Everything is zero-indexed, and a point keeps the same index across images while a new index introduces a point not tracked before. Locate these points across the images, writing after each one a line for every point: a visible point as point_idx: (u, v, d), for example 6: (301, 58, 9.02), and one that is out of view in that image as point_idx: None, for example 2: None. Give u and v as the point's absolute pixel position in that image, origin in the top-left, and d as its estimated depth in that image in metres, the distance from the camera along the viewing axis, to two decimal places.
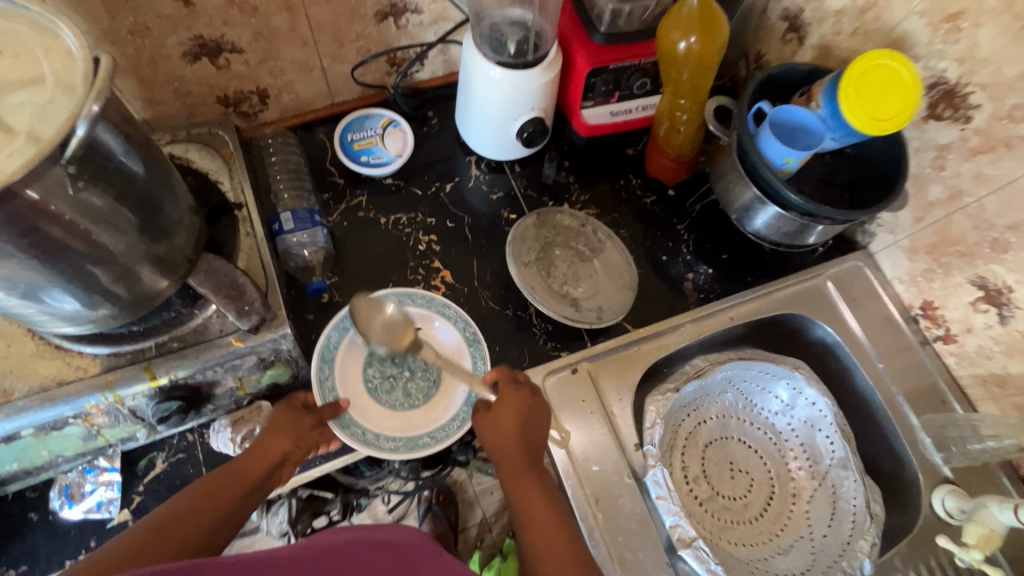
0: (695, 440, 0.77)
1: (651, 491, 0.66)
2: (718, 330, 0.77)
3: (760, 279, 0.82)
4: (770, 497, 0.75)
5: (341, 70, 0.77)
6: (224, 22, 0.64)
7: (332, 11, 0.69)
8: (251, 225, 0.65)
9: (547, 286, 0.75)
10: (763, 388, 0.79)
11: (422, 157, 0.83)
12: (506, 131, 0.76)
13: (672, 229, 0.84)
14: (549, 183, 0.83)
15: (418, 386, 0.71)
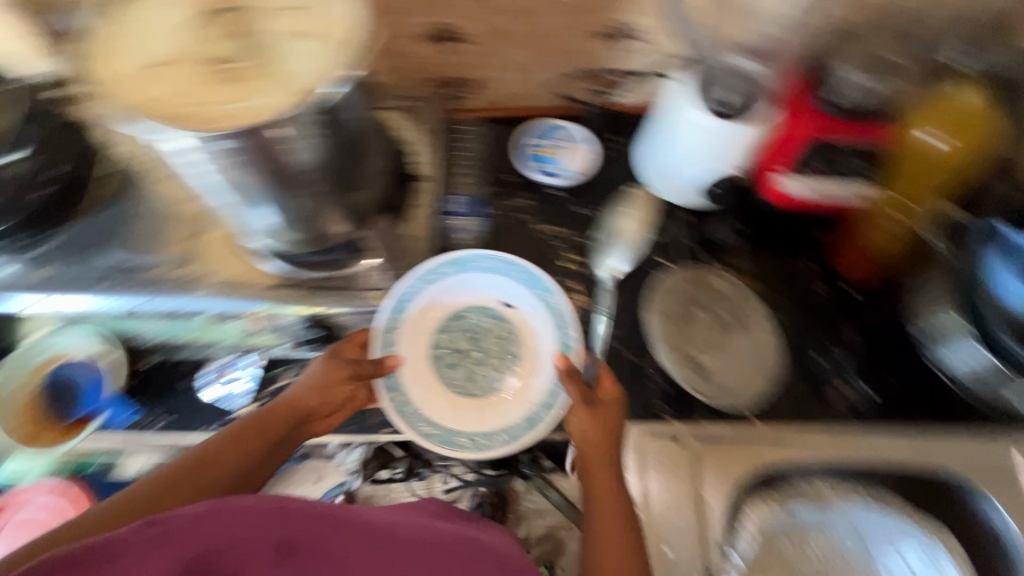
0: (789, 566, 0.68)
1: None
2: (854, 460, 0.68)
3: (927, 420, 0.70)
4: None
5: (546, 78, 0.80)
6: (464, 15, 0.69)
7: (560, 23, 0.71)
8: (427, 199, 0.71)
9: (679, 345, 0.71)
10: (889, 542, 0.68)
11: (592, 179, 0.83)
12: (690, 176, 0.74)
13: (836, 330, 0.74)
14: (714, 242, 0.79)
15: (484, 377, 0.74)
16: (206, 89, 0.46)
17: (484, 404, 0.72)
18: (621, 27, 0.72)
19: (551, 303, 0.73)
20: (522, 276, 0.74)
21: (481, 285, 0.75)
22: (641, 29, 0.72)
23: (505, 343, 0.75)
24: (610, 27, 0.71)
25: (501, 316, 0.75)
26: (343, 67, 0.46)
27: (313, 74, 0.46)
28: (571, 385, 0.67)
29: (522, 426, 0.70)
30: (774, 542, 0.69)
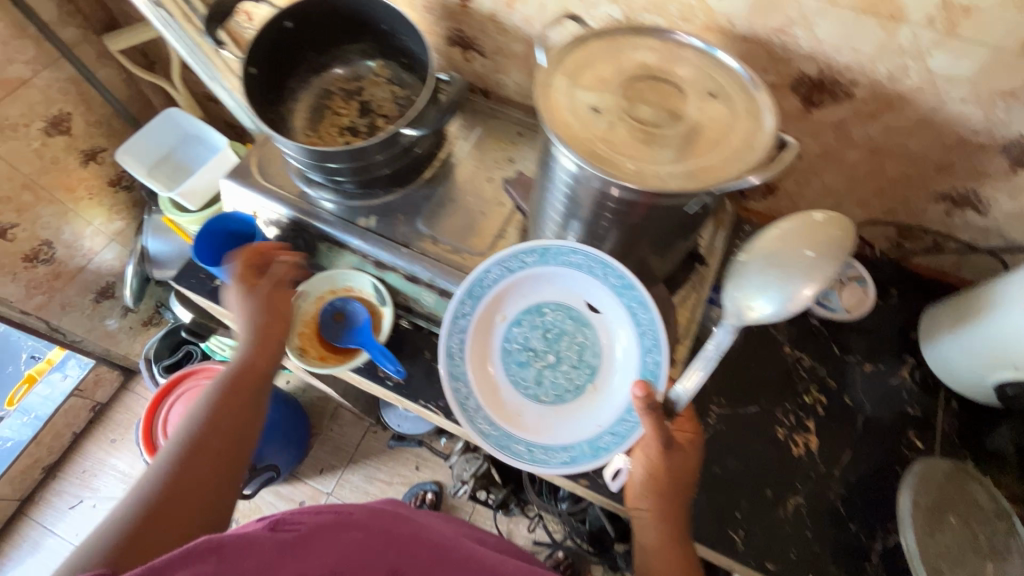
0: None
1: None
2: None
3: None
4: None
5: (852, 212, 0.79)
6: (812, 134, 0.71)
7: (906, 172, 0.70)
8: (701, 284, 0.72)
9: (930, 546, 0.61)
10: None
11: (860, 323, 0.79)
12: (989, 369, 0.66)
13: None
14: (986, 447, 0.70)
15: (557, 388, 0.71)
16: (625, 137, 0.51)
17: (548, 411, 0.71)
18: (971, 197, 0.68)
19: (642, 322, 0.67)
20: (611, 283, 0.68)
21: (566, 285, 0.70)
22: (993, 206, 0.68)
23: (581, 353, 0.71)
24: (959, 192, 0.69)
25: (585, 322, 0.71)
26: (757, 163, 0.48)
27: (727, 160, 0.49)
28: (648, 418, 0.62)
29: (585, 451, 0.68)
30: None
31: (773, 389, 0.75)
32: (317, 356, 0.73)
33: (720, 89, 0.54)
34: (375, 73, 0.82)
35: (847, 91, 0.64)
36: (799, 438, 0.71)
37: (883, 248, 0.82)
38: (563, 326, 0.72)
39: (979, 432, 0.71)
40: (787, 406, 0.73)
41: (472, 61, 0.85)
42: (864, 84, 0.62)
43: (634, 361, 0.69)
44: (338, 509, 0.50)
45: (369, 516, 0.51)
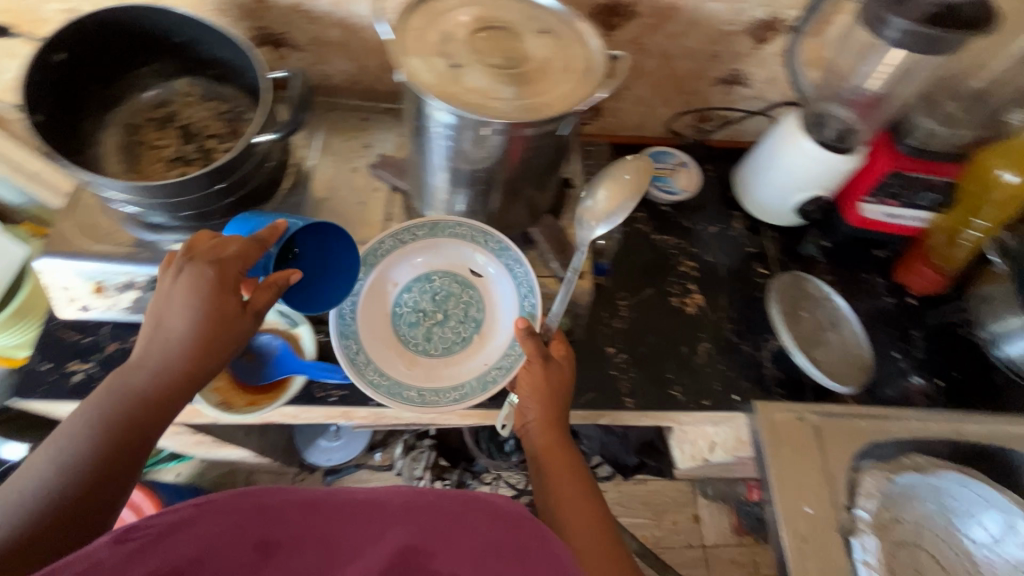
0: (888, 533, 0.78)
1: (855, 553, 0.69)
2: (937, 437, 0.80)
3: (984, 407, 0.84)
4: None
5: (661, 112, 0.95)
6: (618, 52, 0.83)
7: (691, 67, 0.86)
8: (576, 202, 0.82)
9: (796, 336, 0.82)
10: (967, 510, 0.79)
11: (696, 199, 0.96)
12: (787, 197, 0.88)
13: (905, 332, 0.89)
14: (803, 255, 0.93)
15: (444, 339, 0.75)
16: (488, 82, 0.55)
17: (438, 363, 0.74)
18: (737, 75, 0.87)
19: (520, 274, 0.75)
20: (495, 246, 0.76)
21: (451, 253, 0.77)
22: (752, 78, 0.88)
23: (468, 309, 0.77)
24: (729, 73, 0.87)
25: (469, 283, 0.77)
26: (601, 78, 0.57)
27: (578, 82, 0.57)
28: (528, 343, 0.70)
29: (474, 386, 0.71)
30: (887, 510, 0.76)
31: (656, 269, 0.89)
32: (246, 402, 0.70)
33: (548, 25, 0.62)
34: (185, 93, 0.75)
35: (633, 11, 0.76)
36: (687, 299, 0.86)
37: (691, 135, 1.00)
38: (454, 286, 0.77)
39: (795, 248, 0.93)
40: (671, 278, 0.88)
41: (287, 59, 0.81)
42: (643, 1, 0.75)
43: (513, 306, 0.76)
44: (199, 500, 0.52)
45: (234, 496, 0.52)
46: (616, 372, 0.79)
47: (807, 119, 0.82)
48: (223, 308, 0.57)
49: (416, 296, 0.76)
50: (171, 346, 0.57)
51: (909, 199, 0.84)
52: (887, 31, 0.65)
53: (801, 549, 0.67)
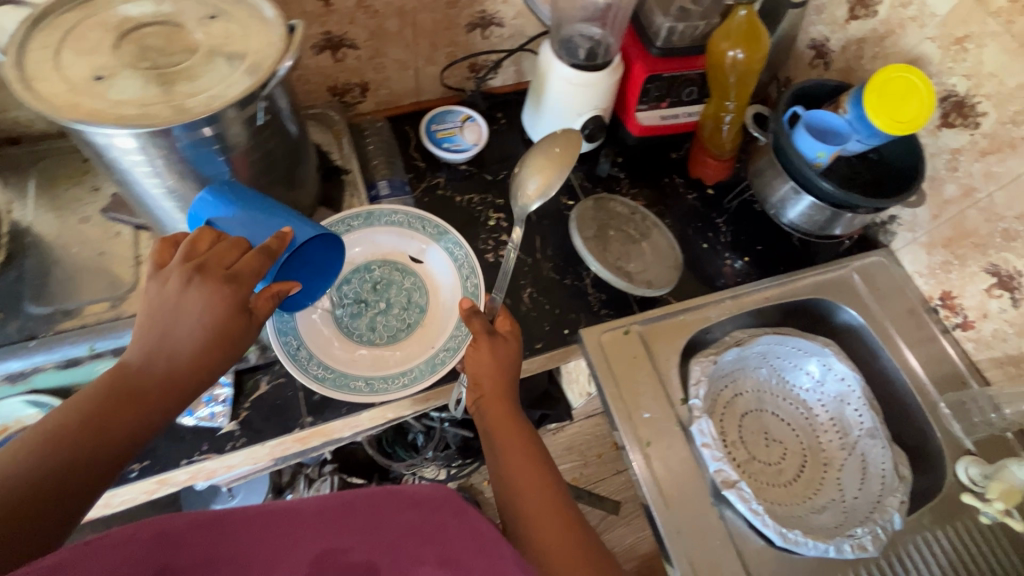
0: (733, 409, 0.84)
1: (697, 439, 0.72)
2: (755, 308, 0.86)
3: (791, 269, 0.91)
4: (802, 464, 0.81)
5: (430, 71, 0.91)
6: (349, 21, 0.78)
7: (434, 20, 0.83)
8: (355, 187, 0.79)
9: (606, 258, 0.85)
10: (794, 364, 0.86)
11: (492, 151, 0.95)
12: (569, 125, 0.88)
13: (711, 222, 0.94)
14: (604, 176, 0.94)
15: (388, 328, 0.77)
16: (146, 91, 0.49)
17: (385, 351, 0.75)
18: (485, 16, 0.85)
19: (459, 256, 0.79)
20: (432, 232, 0.81)
21: (391, 243, 0.81)
22: (501, 16, 0.86)
23: (410, 296, 0.79)
24: (476, 17, 0.85)
25: (410, 271, 0.81)
26: (279, 55, 0.52)
27: (256, 66, 0.52)
28: (475, 322, 0.71)
29: (423, 369, 0.72)
30: (719, 390, 0.83)
31: (465, 230, 0.87)
32: None
33: (218, 9, 0.55)
34: None
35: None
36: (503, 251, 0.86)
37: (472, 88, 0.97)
38: (397, 273, 0.80)
39: (598, 172, 0.95)
40: (483, 235, 0.87)
41: None
42: None
43: (455, 289, 0.79)
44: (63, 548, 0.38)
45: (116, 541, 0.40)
46: None
47: (560, 43, 0.83)
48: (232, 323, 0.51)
49: (358, 286, 0.79)
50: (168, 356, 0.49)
51: (675, 99, 0.88)
52: None
53: (647, 454, 0.71)
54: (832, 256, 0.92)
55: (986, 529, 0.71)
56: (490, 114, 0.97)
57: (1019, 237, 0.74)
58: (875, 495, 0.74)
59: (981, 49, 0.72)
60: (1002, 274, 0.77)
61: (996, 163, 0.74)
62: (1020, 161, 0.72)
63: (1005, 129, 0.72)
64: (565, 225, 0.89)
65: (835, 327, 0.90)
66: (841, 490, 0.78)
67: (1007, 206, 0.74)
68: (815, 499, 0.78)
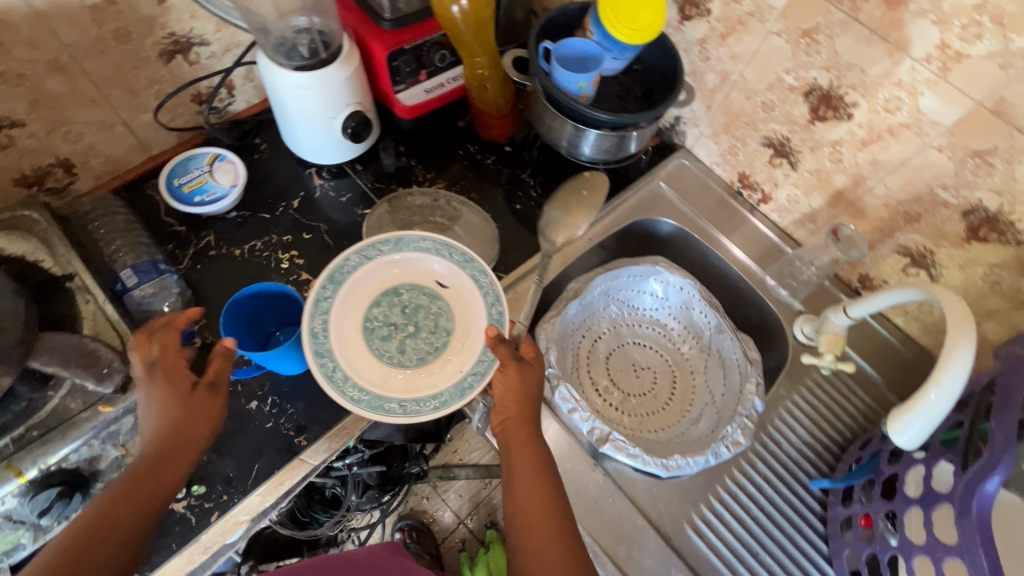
0: (596, 356, 0.83)
1: (563, 408, 0.70)
2: (582, 253, 0.85)
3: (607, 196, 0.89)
4: (674, 381, 0.83)
5: (145, 119, 0.76)
6: None
7: (112, 62, 0.68)
8: (89, 291, 0.63)
9: None
10: (638, 290, 0.86)
11: (261, 184, 0.83)
12: (330, 131, 0.78)
13: (518, 179, 0.89)
14: (393, 171, 0.86)
15: (414, 354, 0.70)
16: None
17: (414, 375, 0.69)
18: (177, 39, 0.72)
19: (485, 284, 0.70)
20: (457, 258, 0.72)
21: (414, 262, 0.73)
22: (197, 33, 0.73)
23: (438, 320, 0.72)
24: (166, 42, 0.71)
25: (436, 293, 0.73)
26: None
27: None
28: (500, 350, 0.61)
29: (451, 393, 0.65)
30: (577, 345, 0.82)
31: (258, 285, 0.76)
32: None
33: None
34: None
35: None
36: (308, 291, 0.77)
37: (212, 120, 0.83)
38: (410, 295, 0.73)
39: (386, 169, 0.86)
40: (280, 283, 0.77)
41: None
42: None
43: (482, 315, 0.70)
44: None
45: None
46: (275, 420, 0.69)
47: (275, 48, 0.72)
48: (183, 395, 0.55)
49: (391, 304, 0.72)
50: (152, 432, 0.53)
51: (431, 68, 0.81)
52: None
53: None
54: (641, 173, 0.92)
55: (830, 377, 0.77)
56: (246, 143, 0.85)
57: (776, 105, 0.76)
58: (737, 385, 0.77)
59: None
60: (776, 144, 0.79)
61: (736, 43, 0.76)
62: (752, 36, 0.73)
63: (731, 8, 0.73)
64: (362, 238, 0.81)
65: (664, 238, 0.92)
66: (710, 391, 0.80)
67: (757, 80, 0.76)
68: (692, 410, 0.80)
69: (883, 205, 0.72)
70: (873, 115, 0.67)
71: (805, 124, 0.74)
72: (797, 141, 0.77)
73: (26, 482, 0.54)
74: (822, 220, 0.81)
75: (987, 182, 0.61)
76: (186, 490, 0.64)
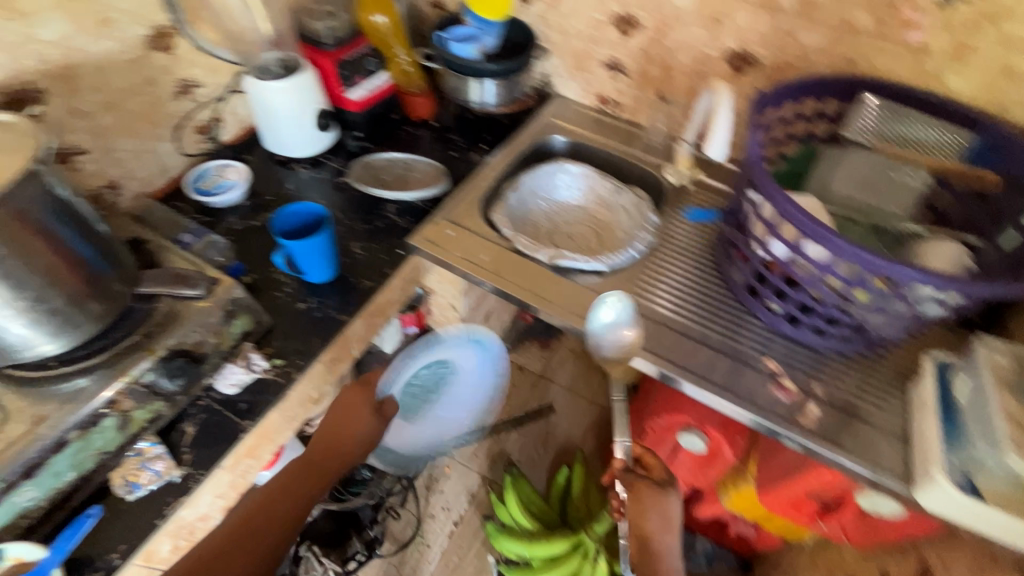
0: (471, 181, 1.09)
1: (450, 212, 1.02)
2: (426, 160, 1.15)
3: (491, 132, 1.23)
4: (537, 194, 1.14)
5: (164, 148, 1.02)
6: (21, 74, 0.77)
7: (142, 102, 0.95)
8: (168, 246, 0.86)
9: (368, 175, 1.10)
10: (460, 157, 1.17)
11: (194, 204, 1.02)
12: (304, 126, 1.08)
13: (402, 129, 1.22)
14: (355, 151, 1.16)
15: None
16: None
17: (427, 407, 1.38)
18: (184, 84, 1.00)
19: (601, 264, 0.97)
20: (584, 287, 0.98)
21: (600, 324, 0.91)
22: (198, 79, 1.02)
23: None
24: (176, 84, 0.99)
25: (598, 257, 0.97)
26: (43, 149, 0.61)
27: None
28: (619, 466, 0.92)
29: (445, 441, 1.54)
30: (465, 184, 1.08)
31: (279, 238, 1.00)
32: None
33: None
34: None
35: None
36: None
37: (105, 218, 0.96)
38: (405, 235, 1.00)
39: (379, 132, 1.20)
40: None
41: None
42: (37, 77, 0.79)
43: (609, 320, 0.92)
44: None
45: None
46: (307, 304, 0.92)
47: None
48: (324, 443, 0.89)
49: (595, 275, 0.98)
50: (291, 478, 0.86)
51: (213, 138, 1.10)
52: None
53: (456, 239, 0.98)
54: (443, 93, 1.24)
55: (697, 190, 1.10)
56: (81, 178, 0.90)
57: (602, 43, 1.15)
58: (560, 170, 1.16)
59: None
60: (616, 66, 1.17)
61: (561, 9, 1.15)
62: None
63: None
64: (353, 189, 1.09)
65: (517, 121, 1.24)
66: (622, 230, 1.09)
67: (586, 29, 1.15)
68: (563, 210, 1.14)
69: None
70: (625, 46, 1.13)
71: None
72: (624, 61, 1.15)
73: (156, 358, 0.73)
74: (657, 107, 1.17)
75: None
76: (269, 362, 0.85)
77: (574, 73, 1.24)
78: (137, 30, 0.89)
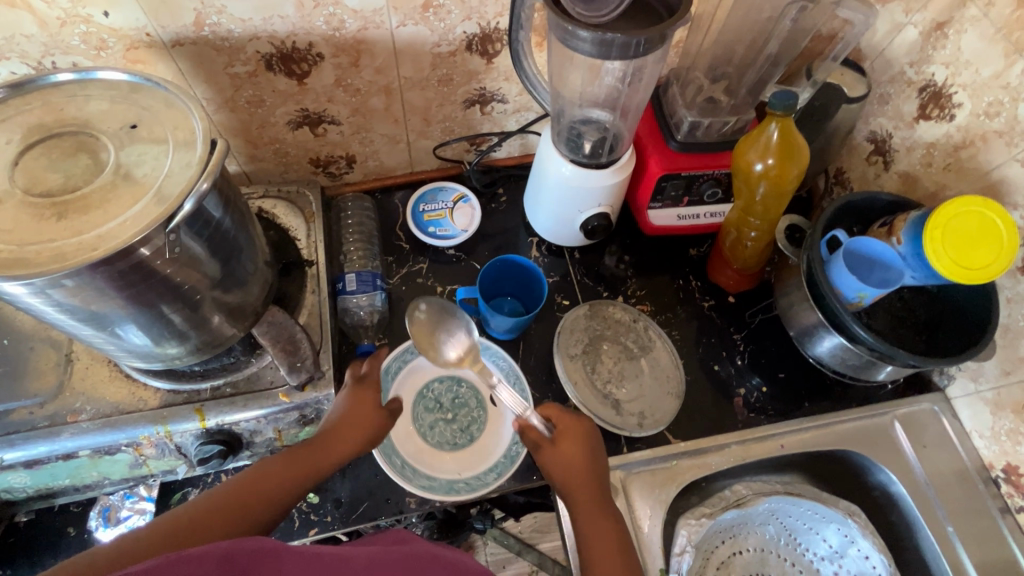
0: (704, 454, 0.70)
1: (631, 478, 0.68)
2: (669, 357, 0.77)
3: (793, 376, 0.77)
4: (781, 527, 0.73)
5: (424, 145, 0.82)
6: (304, 31, 0.61)
7: (426, 97, 0.74)
8: (318, 283, 0.70)
9: (587, 328, 0.78)
10: (727, 389, 0.76)
11: (405, 220, 0.84)
12: (570, 221, 0.77)
13: (684, 282, 0.83)
14: (606, 274, 0.83)
15: (443, 434, 0.69)
16: None
17: (426, 453, 0.67)
18: (483, 93, 0.76)
19: None
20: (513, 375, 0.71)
21: None
22: (503, 93, 0.77)
23: (473, 424, 0.70)
24: (474, 93, 0.76)
25: None
26: (179, 197, 0.44)
27: (128, 192, 0.45)
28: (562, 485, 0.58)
29: (441, 486, 0.64)
30: (686, 453, 0.70)
31: None
32: None
33: (141, 116, 0.49)
34: None
35: (161, 46, 0.58)
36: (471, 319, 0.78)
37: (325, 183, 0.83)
38: None
39: (655, 261, 0.84)
40: None
41: None
42: (321, 41, 0.62)
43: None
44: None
45: None
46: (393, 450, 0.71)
47: None
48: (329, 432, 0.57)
49: None
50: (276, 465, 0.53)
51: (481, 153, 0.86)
52: (580, 46, 0.55)
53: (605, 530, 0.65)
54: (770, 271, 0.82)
55: None
56: (321, 144, 0.77)
57: None
58: (848, 540, 0.69)
59: (1017, 104, 0.62)
60: None
61: None
62: None
63: None
64: (552, 335, 0.77)
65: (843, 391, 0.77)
66: None
67: None
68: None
69: (921, 152, 0.74)
70: None
71: (909, 122, 0.74)
72: None
73: (202, 428, 0.61)
74: None
75: (1011, 111, 0.62)
76: (301, 492, 0.66)
77: (1008, 412, 0.68)
78: (462, 23, 0.65)
